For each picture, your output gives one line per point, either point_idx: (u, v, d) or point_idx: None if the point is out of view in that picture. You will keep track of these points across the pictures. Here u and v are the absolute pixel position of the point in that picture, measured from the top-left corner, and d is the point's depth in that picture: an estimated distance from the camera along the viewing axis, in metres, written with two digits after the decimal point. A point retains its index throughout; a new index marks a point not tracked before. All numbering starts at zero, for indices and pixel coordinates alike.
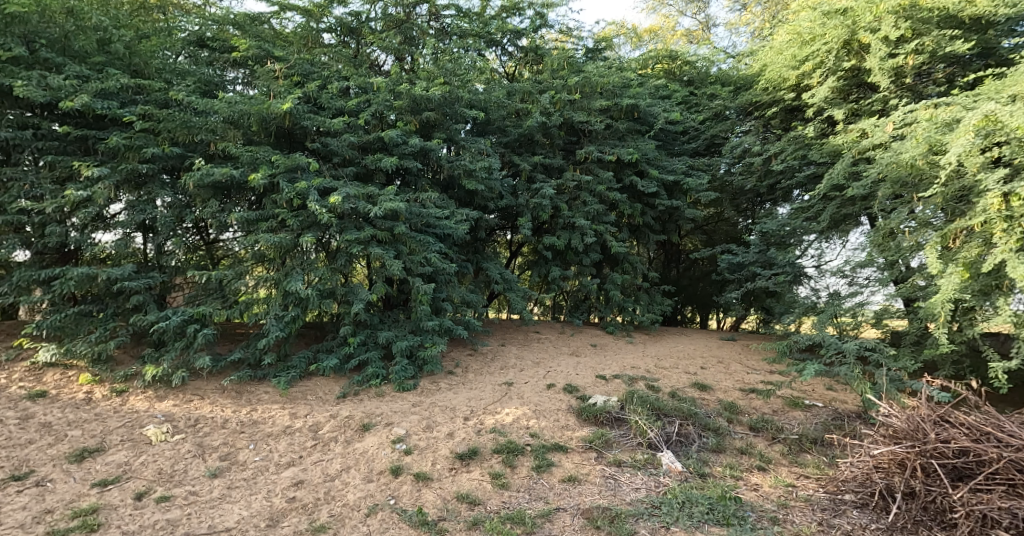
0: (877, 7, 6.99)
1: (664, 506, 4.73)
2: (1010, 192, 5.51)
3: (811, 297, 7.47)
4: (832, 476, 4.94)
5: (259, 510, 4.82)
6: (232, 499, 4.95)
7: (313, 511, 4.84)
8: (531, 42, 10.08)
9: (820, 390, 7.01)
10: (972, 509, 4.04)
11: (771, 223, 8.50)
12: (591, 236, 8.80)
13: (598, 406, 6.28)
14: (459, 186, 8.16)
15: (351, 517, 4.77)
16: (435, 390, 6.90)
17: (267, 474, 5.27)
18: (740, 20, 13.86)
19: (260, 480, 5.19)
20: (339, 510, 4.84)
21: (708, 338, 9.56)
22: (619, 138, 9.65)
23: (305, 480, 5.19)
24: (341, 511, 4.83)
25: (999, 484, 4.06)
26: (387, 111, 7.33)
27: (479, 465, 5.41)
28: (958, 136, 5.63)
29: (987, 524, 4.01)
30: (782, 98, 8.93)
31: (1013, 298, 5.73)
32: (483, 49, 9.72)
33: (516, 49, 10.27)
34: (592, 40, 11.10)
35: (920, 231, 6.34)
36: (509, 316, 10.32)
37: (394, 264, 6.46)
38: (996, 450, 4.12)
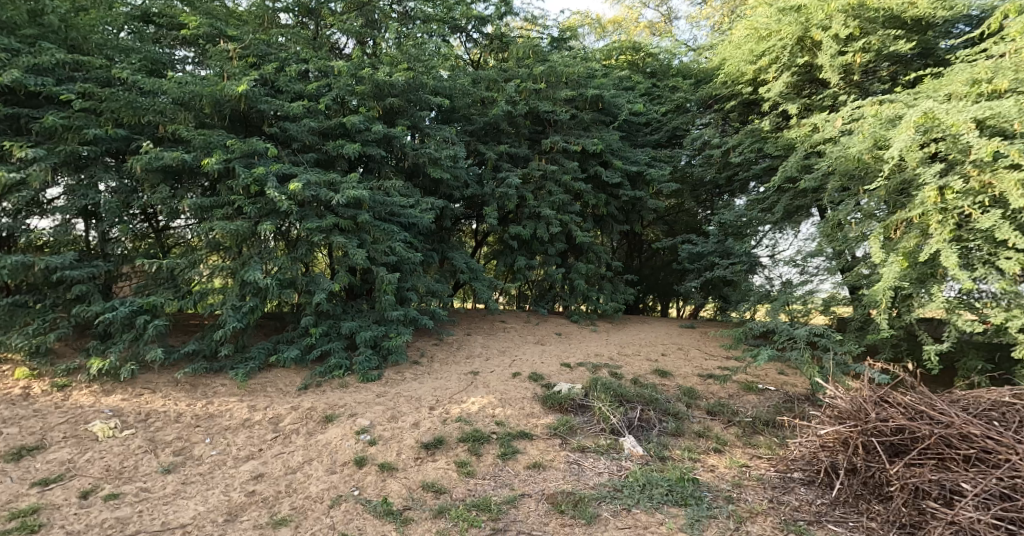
0: (828, 6, 7.25)
1: (626, 490, 4.88)
2: (945, 185, 5.89)
3: (765, 286, 7.80)
4: (782, 456, 5.23)
5: (216, 505, 4.70)
6: (187, 494, 4.81)
7: (274, 504, 4.75)
8: (496, 29, 9.93)
9: (773, 375, 7.31)
10: (906, 482, 4.31)
11: (729, 213, 8.78)
12: (556, 225, 8.82)
13: (563, 393, 6.39)
14: (423, 174, 8.01)
15: (314, 509, 4.71)
16: (400, 380, 6.86)
17: (225, 468, 5.15)
18: (700, 13, 14.05)
19: (217, 475, 5.06)
20: (301, 502, 4.77)
21: (669, 326, 9.82)
22: (583, 128, 9.67)
23: (265, 473, 5.10)
24: (304, 503, 4.76)
25: (930, 458, 4.34)
26: (348, 96, 7.14)
27: (445, 454, 5.43)
28: (900, 132, 5.95)
29: (919, 495, 4.29)
30: (741, 91, 9.16)
31: (947, 286, 6.16)
32: (447, 34, 9.50)
33: (481, 35, 10.12)
34: (557, 29, 11.04)
35: (865, 223, 6.67)
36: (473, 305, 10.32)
37: (358, 254, 6.35)
38: (928, 427, 4.39)
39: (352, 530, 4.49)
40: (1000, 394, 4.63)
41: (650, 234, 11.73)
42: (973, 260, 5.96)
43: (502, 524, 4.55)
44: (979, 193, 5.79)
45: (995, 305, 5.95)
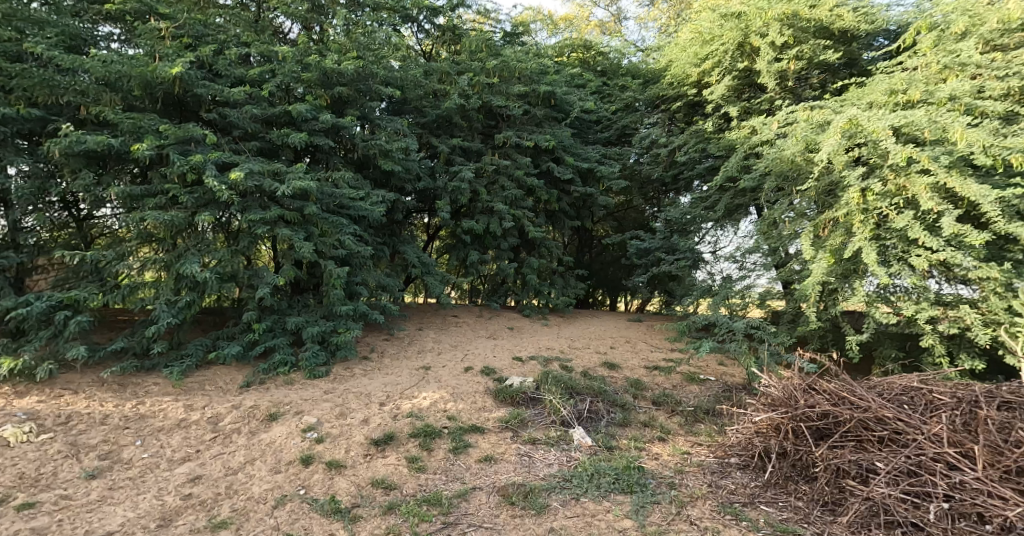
0: (766, 14, 7.65)
1: (575, 479, 4.97)
2: (867, 188, 6.34)
3: (707, 280, 8.08)
4: (720, 443, 5.50)
5: (147, 511, 4.45)
6: (114, 500, 4.53)
7: (212, 507, 4.55)
8: (449, 21, 9.74)
9: (713, 365, 7.65)
10: (829, 463, 4.59)
11: (675, 210, 9.10)
12: (509, 220, 8.85)
13: (515, 387, 6.45)
14: (374, 165, 7.85)
15: (256, 510, 4.55)
16: (349, 376, 6.71)
17: (158, 472, 4.87)
18: (648, 15, 14.42)
19: (149, 479, 4.79)
20: (242, 504, 4.59)
21: (617, 320, 10.06)
22: (536, 124, 9.74)
23: (203, 475, 4.86)
24: (245, 505, 4.59)
25: (849, 440, 4.63)
26: (294, 83, 6.88)
27: (395, 450, 5.37)
28: (828, 136, 6.36)
29: (841, 475, 4.57)
30: (686, 93, 9.50)
31: (867, 281, 6.59)
32: (398, 24, 9.30)
33: (432, 27, 9.93)
34: (509, 24, 11.03)
35: (797, 221, 7.09)
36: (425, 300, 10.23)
37: (305, 247, 6.16)
38: (849, 411, 4.68)
39: (298, 530, 4.36)
40: (911, 380, 4.97)
41: (600, 230, 11.94)
42: (889, 257, 6.40)
43: (453, 517, 4.54)
44: (896, 195, 6.26)
45: (907, 298, 6.38)
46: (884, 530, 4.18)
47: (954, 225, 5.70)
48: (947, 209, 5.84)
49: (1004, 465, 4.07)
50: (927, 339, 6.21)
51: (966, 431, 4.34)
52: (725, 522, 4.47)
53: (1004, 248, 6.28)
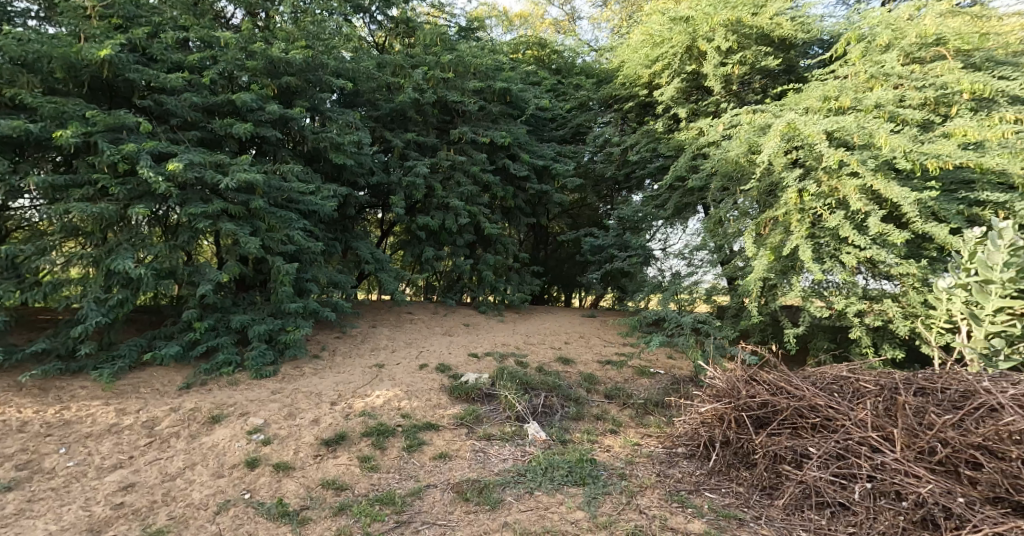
0: (712, 19, 7.99)
1: (529, 474, 4.97)
2: (804, 188, 6.67)
3: (658, 277, 8.35)
4: (669, 433, 5.64)
5: (73, 522, 4.20)
6: (35, 513, 4.24)
7: (148, 516, 4.34)
8: (402, 13, 9.60)
9: (662, 359, 7.90)
10: (767, 450, 4.73)
11: (627, 208, 9.26)
12: (464, 216, 8.80)
13: (470, 383, 6.45)
14: (325, 159, 7.65)
15: (197, 516, 4.36)
16: (298, 376, 6.52)
17: (85, 481, 4.59)
18: (601, 15, 14.65)
19: (75, 488, 4.51)
20: (181, 511, 4.39)
21: (571, 315, 10.21)
22: (491, 120, 9.73)
23: (136, 483, 4.62)
24: (185, 512, 4.39)
25: (786, 428, 4.76)
26: (238, 71, 6.61)
27: (347, 449, 5.25)
28: (768, 139, 6.64)
29: (778, 460, 4.70)
30: (638, 93, 9.73)
31: (803, 276, 6.93)
32: (350, 14, 9.08)
33: (385, 18, 9.76)
34: (465, 19, 10.96)
35: (741, 220, 7.39)
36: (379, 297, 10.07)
37: (250, 242, 5.93)
38: (786, 400, 4.81)
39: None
40: (840, 370, 5.06)
41: (555, 227, 12.02)
42: (823, 254, 6.71)
43: (406, 516, 4.48)
44: (829, 196, 6.61)
45: (839, 293, 6.77)
46: (815, 511, 4.34)
47: (878, 225, 6.08)
48: (873, 209, 6.22)
49: (920, 446, 4.11)
50: (855, 332, 6.61)
51: (888, 415, 4.41)
52: (672, 510, 4.55)
53: (922, 246, 6.73)
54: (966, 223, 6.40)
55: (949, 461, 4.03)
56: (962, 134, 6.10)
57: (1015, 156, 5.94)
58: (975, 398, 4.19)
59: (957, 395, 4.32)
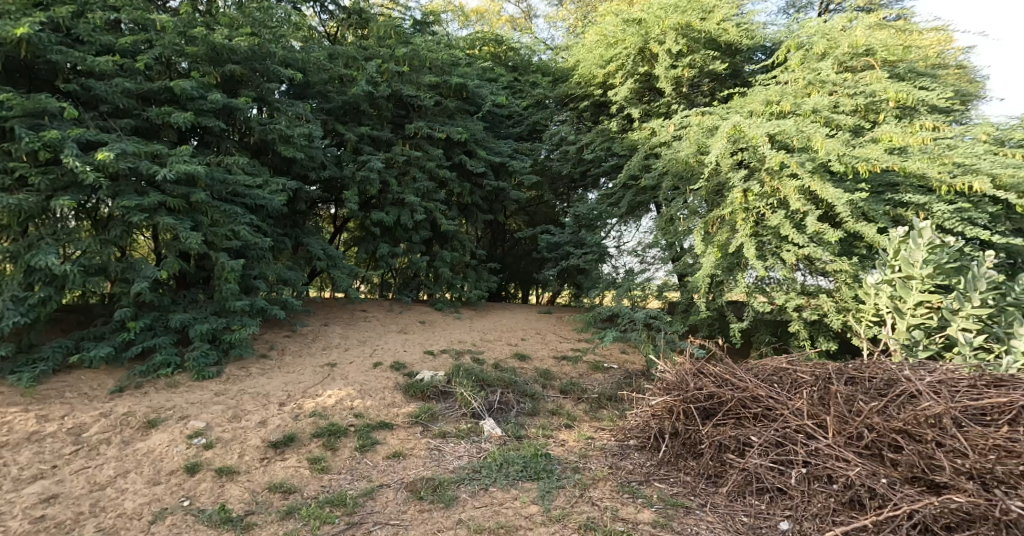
0: (663, 22, 8.28)
1: (484, 470, 4.81)
2: (749, 189, 6.93)
3: (613, 274, 8.65)
4: (621, 426, 5.55)
5: None
6: None
7: (74, 528, 4.05)
8: (354, 4, 9.41)
9: (616, 354, 8.07)
10: (713, 439, 4.67)
11: (583, 207, 9.50)
12: (420, 212, 8.67)
13: (425, 381, 6.38)
14: (273, 151, 7.38)
15: (129, 527, 4.09)
16: (244, 376, 6.26)
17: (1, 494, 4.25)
18: (557, 15, 14.77)
19: None
20: (111, 522, 4.11)
21: (527, 312, 10.30)
22: (448, 116, 9.64)
23: (60, 494, 4.31)
24: (115, 523, 4.12)
25: (730, 418, 4.71)
26: (176, 56, 6.27)
27: (296, 451, 5.05)
28: (716, 141, 6.88)
29: (723, 450, 4.64)
30: (592, 93, 9.88)
31: (747, 273, 7.24)
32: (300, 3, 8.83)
33: (337, 8, 9.52)
34: (420, 12, 10.78)
35: (690, 219, 7.62)
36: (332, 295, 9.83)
37: (191, 237, 5.64)
38: (730, 392, 4.75)
39: None
40: (781, 362, 5.02)
41: (512, 225, 12.02)
42: (765, 252, 6.98)
43: (358, 517, 4.25)
44: (771, 196, 6.91)
45: (779, 289, 7.04)
46: (755, 497, 4.30)
47: (815, 224, 6.38)
48: (811, 210, 6.53)
49: (849, 432, 4.11)
50: (793, 325, 6.94)
51: (822, 404, 4.39)
52: (624, 501, 4.42)
53: (853, 245, 7.05)
54: (891, 223, 6.68)
55: (875, 444, 4.02)
56: (887, 139, 6.50)
57: (933, 161, 6.29)
58: (896, 386, 4.23)
59: (882, 384, 4.36)
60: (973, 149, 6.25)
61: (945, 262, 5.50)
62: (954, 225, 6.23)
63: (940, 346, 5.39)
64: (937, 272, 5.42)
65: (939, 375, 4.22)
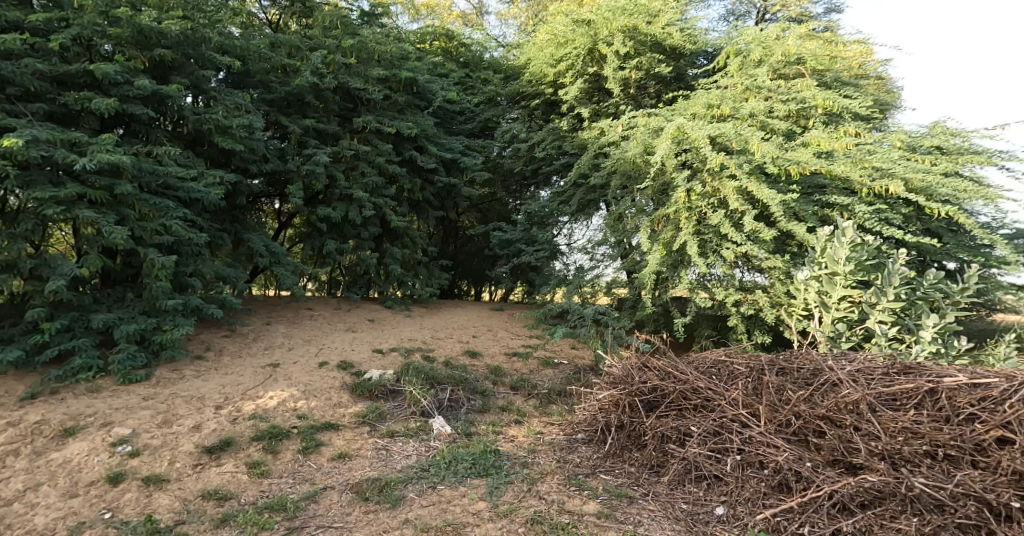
0: (611, 24, 8.46)
1: (433, 468, 4.80)
2: (692, 188, 7.15)
3: (564, 270, 8.77)
4: (570, 421, 5.65)
5: None
6: None
7: None
8: None
9: (566, 349, 8.19)
10: (656, 430, 4.81)
11: (535, 204, 9.67)
12: (368, 208, 8.55)
13: (374, 380, 6.31)
14: (209, 142, 7.12)
15: None
16: (177, 379, 6.03)
17: None
18: (508, 12, 14.82)
19: None
20: None
21: (479, 309, 10.31)
22: (397, 110, 9.54)
23: None
24: None
25: (672, 410, 4.86)
26: (98, 38, 5.95)
27: (232, 456, 4.89)
28: (661, 142, 7.10)
29: (665, 440, 4.78)
30: (543, 92, 9.98)
31: (690, 270, 7.47)
32: None
33: None
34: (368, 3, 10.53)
35: (638, 217, 7.81)
36: (276, 293, 9.58)
37: (116, 232, 5.39)
38: (673, 384, 4.91)
39: None
40: (720, 354, 5.22)
41: (464, 222, 11.99)
42: (707, 249, 7.22)
43: (299, 522, 4.15)
44: (713, 196, 7.14)
45: (720, 285, 7.30)
46: (694, 484, 4.45)
47: (752, 222, 6.63)
48: (748, 209, 6.79)
49: (780, 419, 4.30)
50: (733, 320, 7.21)
51: (756, 394, 4.59)
52: (570, 493, 4.50)
53: (785, 243, 7.33)
54: (819, 223, 7.01)
55: (802, 430, 4.21)
56: (816, 143, 6.84)
57: (856, 165, 6.66)
58: (821, 375, 4.45)
59: (808, 373, 4.57)
60: (890, 154, 6.70)
61: (866, 260, 5.82)
62: (873, 225, 6.61)
63: (860, 338, 5.74)
64: (858, 268, 5.76)
65: (859, 363, 4.45)
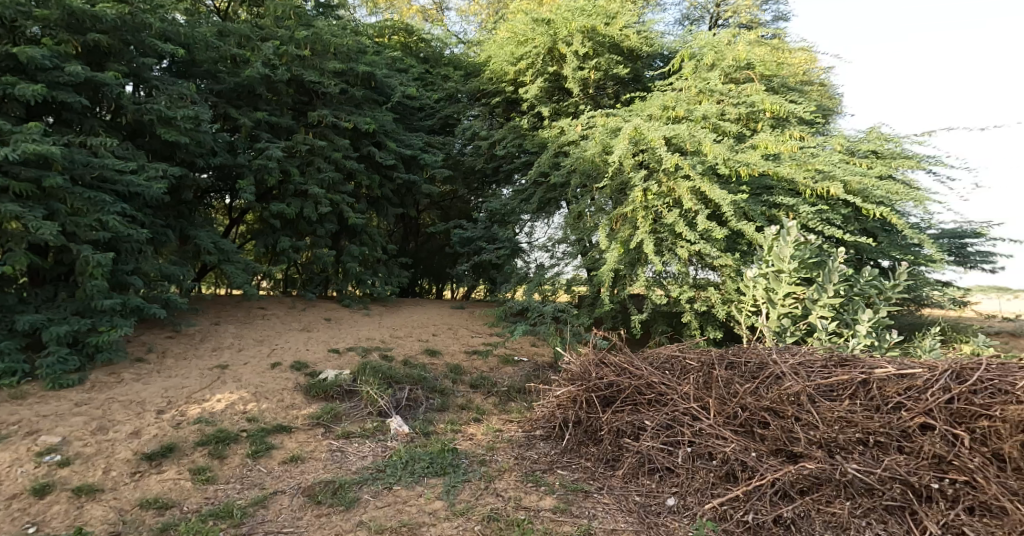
0: (570, 24, 8.56)
1: (388, 469, 4.77)
2: (648, 188, 7.29)
3: (525, 268, 8.82)
4: (529, 417, 5.71)
5: None
6: None
7: None
8: None
9: (526, 346, 8.23)
10: (612, 425, 4.90)
11: (497, 201, 9.62)
12: (325, 204, 8.41)
13: (329, 381, 6.23)
14: (151, 134, 6.89)
15: None
16: (115, 383, 5.83)
17: None
18: (469, 9, 14.79)
19: None
20: None
21: (440, 307, 10.27)
22: (354, 105, 9.41)
23: None
24: None
25: (627, 405, 4.97)
26: (26, 22, 5.68)
27: (175, 463, 4.75)
28: (619, 142, 7.21)
29: (620, 435, 4.87)
30: (504, 89, 9.98)
31: (647, 268, 7.61)
32: None
33: None
34: None
35: (597, 215, 7.91)
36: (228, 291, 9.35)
37: (45, 227, 5.16)
38: (629, 380, 5.01)
39: None
40: (673, 349, 5.36)
41: (426, 219, 11.92)
42: (663, 247, 7.37)
43: (246, 528, 4.05)
44: (668, 196, 7.29)
45: (675, 283, 7.46)
46: (646, 476, 4.54)
47: (705, 221, 6.80)
48: (702, 209, 6.96)
49: (728, 412, 4.44)
50: (687, 316, 7.38)
51: (706, 388, 4.73)
52: (527, 489, 4.54)
53: (736, 242, 7.53)
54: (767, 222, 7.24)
55: (749, 422, 4.36)
56: (764, 146, 7.07)
57: (800, 167, 6.90)
58: (767, 368, 4.61)
59: (755, 367, 4.73)
60: (831, 157, 6.95)
61: (809, 258, 6.04)
62: (816, 225, 6.88)
63: (803, 332, 5.95)
64: (802, 266, 5.98)
65: (801, 357, 4.63)
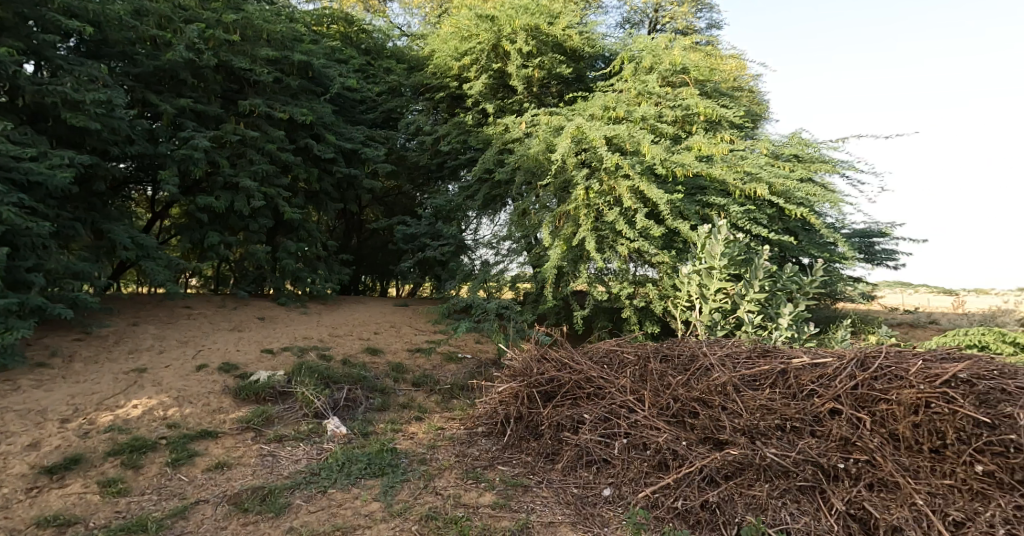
0: (514, 21, 8.62)
1: (323, 472, 4.63)
2: (590, 186, 7.38)
3: (470, 265, 8.79)
4: (471, 415, 5.67)
5: None
6: None
7: None
8: None
9: (470, 343, 8.17)
10: (552, 420, 4.92)
11: (442, 198, 9.52)
12: (258, 198, 8.11)
13: (261, 382, 5.99)
14: (56, 119, 6.45)
15: None
16: (12, 391, 5.42)
17: None
18: (413, 2, 14.60)
19: None
20: None
21: (382, 305, 10.07)
22: (290, 95, 9.12)
23: None
24: None
25: (568, 399, 5.01)
26: None
27: (81, 476, 4.46)
28: (562, 140, 7.29)
29: (559, 428, 4.90)
30: (448, 85, 9.87)
31: (589, 265, 7.68)
32: None
33: None
34: None
35: (541, 212, 7.95)
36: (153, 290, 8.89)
37: None
38: (569, 375, 5.07)
39: None
40: (611, 344, 5.45)
41: (369, 215, 11.68)
42: (604, 244, 7.46)
43: None
44: (608, 194, 7.39)
45: (615, 279, 7.56)
46: (584, 468, 4.57)
47: (644, 219, 6.92)
48: (640, 207, 7.08)
49: (661, 403, 4.53)
50: (626, 311, 7.50)
51: (642, 381, 4.82)
52: (467, 486, 4.50)
53: (672, 239, 7.69)
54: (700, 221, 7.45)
55: (680, 413, 4.45)
56: (697, 147, 7.27)
57: (730, 169, 7.12)
58: (697, 361, 4.73)
59: (686, 359, 4.84)
60: (758, 159, 7.21)
61: (737, 255, 6.24)
62: (744, 224, 7.14)
63: (732, 325, 6.14)
64: (731, 263, 6.21)
65: (730, 349, 4.78)
